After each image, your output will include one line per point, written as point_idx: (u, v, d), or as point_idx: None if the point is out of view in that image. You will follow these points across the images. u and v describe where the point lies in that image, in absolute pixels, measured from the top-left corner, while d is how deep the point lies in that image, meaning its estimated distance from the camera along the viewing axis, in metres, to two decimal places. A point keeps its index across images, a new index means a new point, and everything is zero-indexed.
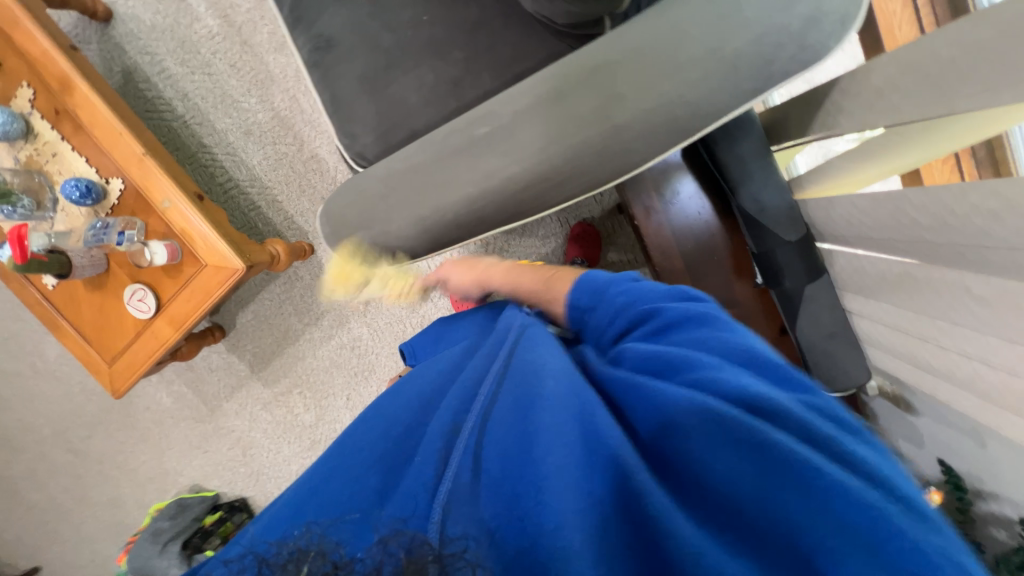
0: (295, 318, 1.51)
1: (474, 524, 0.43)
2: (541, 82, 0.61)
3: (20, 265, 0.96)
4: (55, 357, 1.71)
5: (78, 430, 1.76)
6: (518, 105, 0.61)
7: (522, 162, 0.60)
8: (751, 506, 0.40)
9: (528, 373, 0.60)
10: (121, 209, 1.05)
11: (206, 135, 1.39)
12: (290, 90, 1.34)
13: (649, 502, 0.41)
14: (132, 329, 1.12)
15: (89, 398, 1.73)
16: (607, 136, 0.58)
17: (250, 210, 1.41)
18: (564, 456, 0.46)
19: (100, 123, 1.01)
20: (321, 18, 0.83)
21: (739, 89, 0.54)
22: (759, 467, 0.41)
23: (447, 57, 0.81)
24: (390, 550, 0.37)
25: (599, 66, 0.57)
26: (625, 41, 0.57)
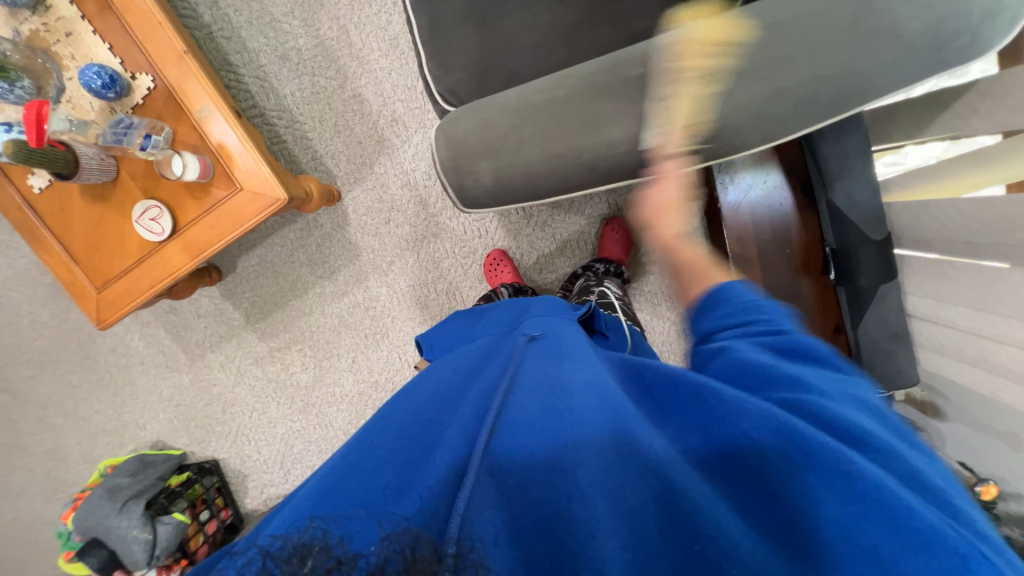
0: (308, 269, 1.39)
1: (486, 527, 0.39)
2: (702, 34, 0.59)
3: (20, 152, 0.80)
4: (4, 281, 1.47)
5: (21, 368, 1.52)
6: (677, 52, 0.58)
7: (676, 111, 0.57)
8: (822, 528, 0.39)
9: (557, 381, 0.55)
10: (146, 111, 0.92)
11: (234, 52, 1.24)
12: (340, 19, 1.23)
13: (708, 520, 0.40)
14: (136, 251, 0.99)
15: (40, 333, 1.50)
16: (769, 98, 0.57)
17: (274, 143, 1.28)
18: (599, 472, 0.43)
19: (136, 8, 0.88)
20: None
21: (908, 69, 0.55)
22: (836, 492, 0.40)
23: (565, 2, 0.77)
24: (394, 550, 0.36)
25: (769, 26, 0.56)
26: (796, 5, 0.57)
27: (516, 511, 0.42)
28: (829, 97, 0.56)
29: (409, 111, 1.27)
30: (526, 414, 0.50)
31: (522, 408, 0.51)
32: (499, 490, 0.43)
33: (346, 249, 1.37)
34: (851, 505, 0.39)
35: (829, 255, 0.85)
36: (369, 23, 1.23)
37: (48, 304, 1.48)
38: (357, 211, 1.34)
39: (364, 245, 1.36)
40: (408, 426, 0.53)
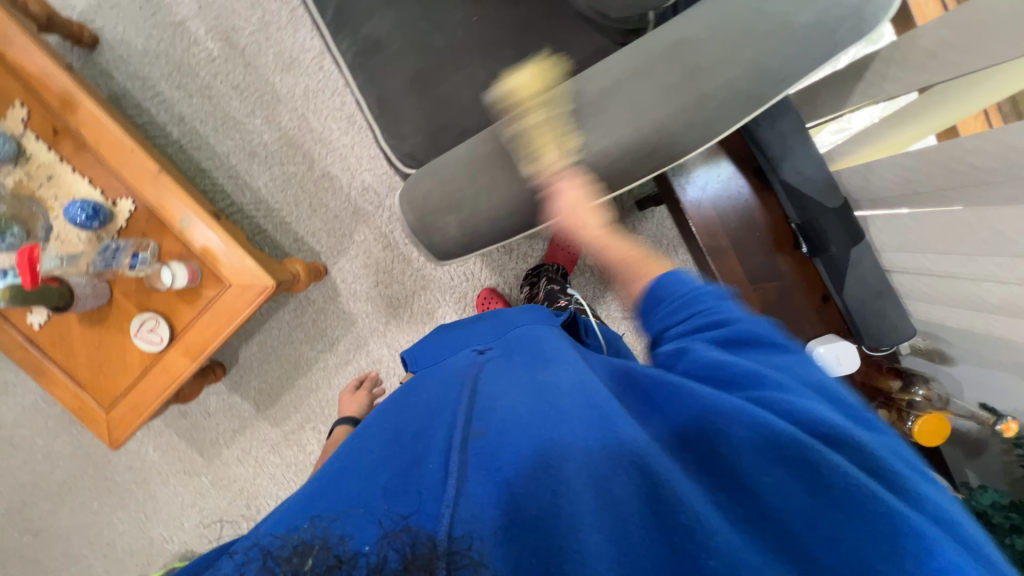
0: (308, 346, 1.41)
1: (480, 521, 0.42)
2: (618, 64, 0.64)
3: (17, 294, 0.84)
4: (15, 420, 1.48)
5: (41, 503, 1.50)
6: (602, 83, 0.64)
7: (612, 133, 0.62)
8: (779, 508, 0.42)
9: (546, 386, 0.57)
10: (130, 231, 0.97)
11: (205, 160, 1.32)
12: (298, 109, 1.31)
13: (686, 507, 0.41)
14: (138, 364, 1.01)
15: (56, 464, 1.50)
16: (693, 105, 0.61)
17: (255, 233, 1.34)
18: (585, 471, 0.44)
19: (109, 141, 0.94)
20: (368, 22, 0.83)
21: (808, 56, 0.60)
22: (797, 476, 0.43)
23: (496, 56, 0.82)
24: (393, 548, 0.39)
25: (673, 46, 0.62)
26: (692, 25, 0.63)
27: (507, 513, 0.43)
28: (745, 94, 0.61)
29: (377, 178, 1.34)
30: (515, 425, 0.51)
31: (507, 417, 0.53)
32: (492, 496, 0.44)
33: (342, 318, 1.40)
34: (809, 486, 0.42)
35: (797, 230, 0.88)
36: (325, 108, 1.31)
37: (60, 433, 1.48)
38: (345, 281, 1.38)
39: (357, 311, 1.39)
40: (398, 438, 0.54)
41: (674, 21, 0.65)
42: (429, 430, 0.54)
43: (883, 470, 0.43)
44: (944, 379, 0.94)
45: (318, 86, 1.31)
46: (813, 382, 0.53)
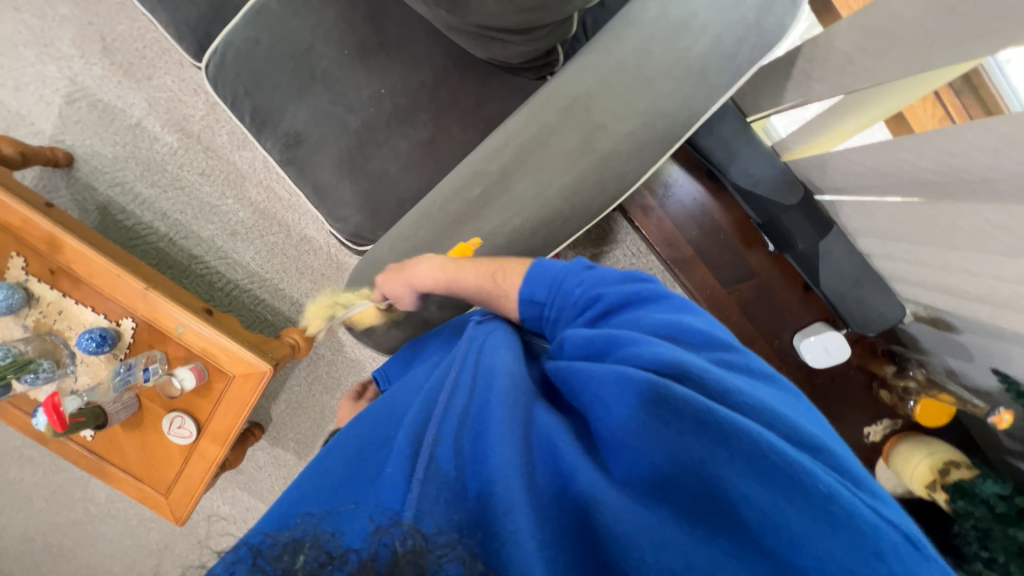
0: (328, 395, 1.51)
1: (463, 515, 0.38)
2: (517, 132, 0.63)
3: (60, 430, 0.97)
4: (107, 497, 1.71)
5: (147, 559, 1.74)
6: (505, 158, 0.62)
7: (523, 210, 0.61)
8: (706, 477, 0.41)
9: (482, 377, 0.54)
10: (138, 346, 1.06)
11: (195, 247, 1.40)
12: (264, 181, 1.34)
13: (603, 509, 0.40)
14: (179, 456, 1.14)
15: (149, 526, 1.72)
16: (597, 166, 0.59)
17: (256, 304, 1.42)
18: (518, 460, 0.43)
19: (98, 272, 1.02)
20: (284, 117, 0.83)
21: (710, 87, 0.56)
22: (699, 432, 0.43)
23: (413, 123, 0.81)
24: (383, 542, 0.33)
25: (567, 106, 0.60)
26: (585, 77, 0.59)
27: (484, 499, 0.40)
28: (649, 144, 0.58)
29: None
30: (458, 406, 0.50)
31: (456, 409, 0.49)
32: (460, 479, 0.42)
33: (352, 364, 1.48)
34: (725, 451, 0.42)
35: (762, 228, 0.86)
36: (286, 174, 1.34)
37: None
38: (346, 331, 1.45)
39: (364, 357, 1.46)
40: (362, 450, 0.50)
41: (569, 71, 0.62)
42: (386, 429, 0.54)
43: (790, 432, 0.44)
44: (948, 346, 0.89)
45: None
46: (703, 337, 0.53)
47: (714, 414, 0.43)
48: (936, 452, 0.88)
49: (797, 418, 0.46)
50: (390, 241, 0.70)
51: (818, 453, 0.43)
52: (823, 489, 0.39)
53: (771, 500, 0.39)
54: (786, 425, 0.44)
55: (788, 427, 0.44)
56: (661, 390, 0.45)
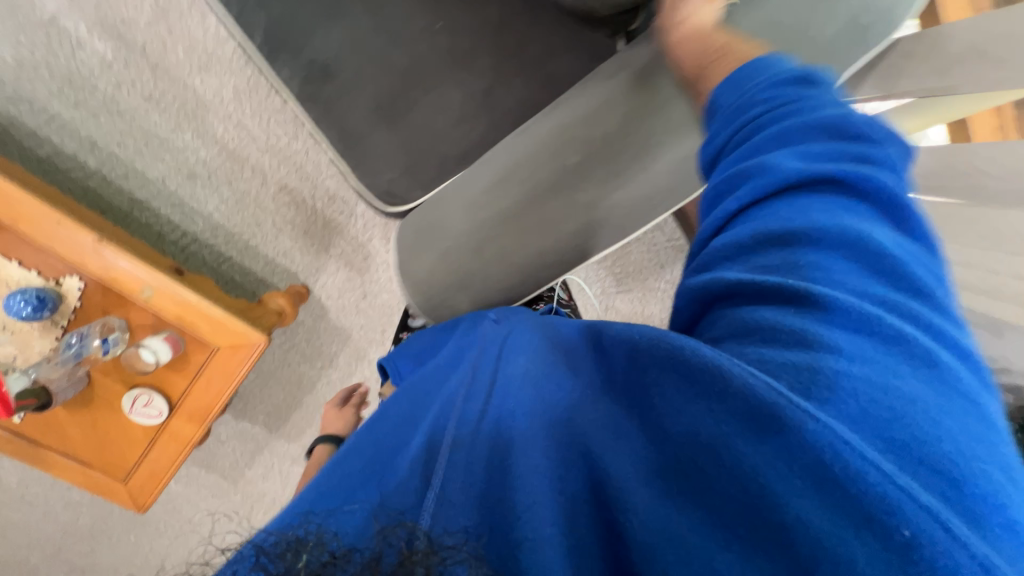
0: (306, 365, 1.37)
1: (477, 517, 0.36)
2: (622, 106, 0.59)
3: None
4: (21, 481, 1.45)
5: (76, 546, 1.52)
6: (608, 124, 0.58)
7: (625, 182, 0.58)
8: (760, 477, 0.35)
9: (499, 381, 0.49)
10: (87, 312, 0.87)
11: (138, 189, 1.15)
12: (233, 115, 1.12)
13: (629, 511, 0.36)
14: (143, 437, 0.98)
15: (79, 510, 1.50)
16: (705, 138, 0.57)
17: (220, 263, 1.22)
18: (541, 476, 0.38)
19: (26, 216, 0.79)
20: (309, 43, 0.68)
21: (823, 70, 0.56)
22: (765, 427, 0.35)
23: (470, 69, 0.71)
24: (388, 542, 0.31)
25: (682, 78, 0.56)
26: (702, 46, 0.55)
27: (491, 509, 0.37)
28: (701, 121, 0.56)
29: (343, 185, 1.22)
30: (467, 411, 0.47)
31: (475, 415, 0.46)
32: (462, 475, 0.39)
33: (336, 333, 1.34)
34: (778, 446, 0.35)
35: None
36: (264, 110, 1.13)
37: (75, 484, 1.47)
38: (331, 297, 1.30)
39: (351, 325, 1.34)
40: (371, 445, 0.48)
41: (679, 37, 0.57)
42: (411, 424, 0.50)
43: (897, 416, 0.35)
44: None
45: (249, 86, 1.11)
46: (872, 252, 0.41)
47: (769, 397, 0.35)
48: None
49: (926, 404, 0.36)
50: (462, 205, 0.65)
51: (929, 455, 0.34)
52: (893, 503, 0.32)
53: (830, 510, 0.33)
54: (896, 416, 0.35)
55: (895, 411, 0.35)
56: (705, 360, 0.38)
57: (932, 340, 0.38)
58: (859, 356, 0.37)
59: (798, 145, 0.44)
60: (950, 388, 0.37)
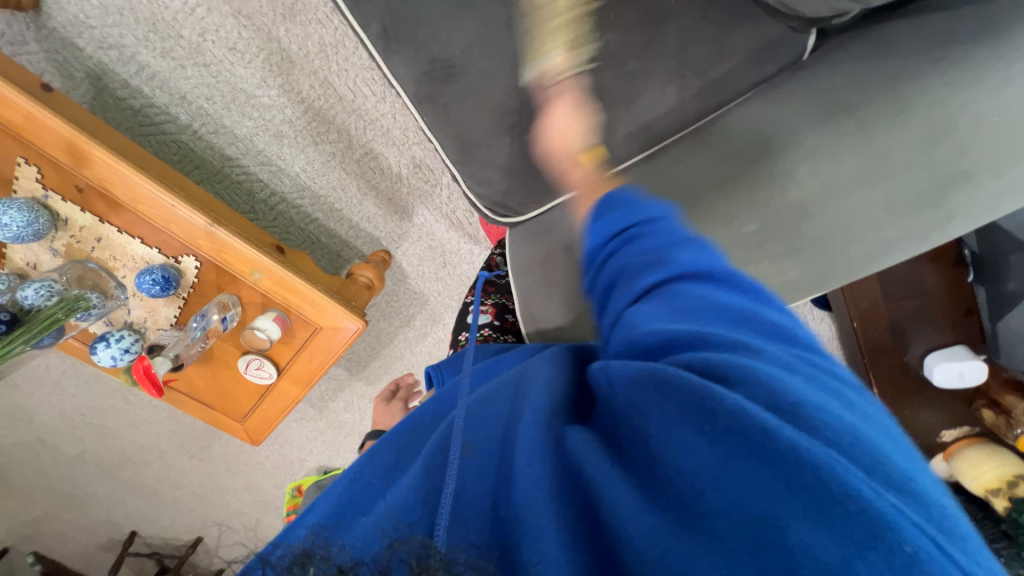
0: (386, 323, 1.35)
1: (474, 527, 0.32)
2: (849, 158, 0.53)
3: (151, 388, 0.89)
4: (132, 402, 1.60)
5: (181, 457, 1.68)
6: (816, 171, 0.55)
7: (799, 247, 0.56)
8: (737, 494, 0.30)
9: (519, 386, 0.47)
10: (204, 288, 0.93)
11: (228, 146, 1.10)
12: (319, 71, 1.06)
13: (602, 489, 0.34)
14: (256, 389, 1.07)
15: (184, 427, 1.66)
16: (908, 219, 0.53)
17: (307, 224, 1.18)
18: (538, 471, 0.35)
19: (142, 197, 0.81)
20: (434, 37, 0.60)
21: None
22: (746, 453, 0.31)
23: (617, 73, 0.60)
24: (398, 557, 0.28)
25: (928, 140, 0.51)
26: (983, 102, 0.49)
27: (494, 507, 0.34)
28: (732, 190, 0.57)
29: (428, 151, 1.16)
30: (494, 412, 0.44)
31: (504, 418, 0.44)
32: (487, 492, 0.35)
33: (415, 297, 1.33)
34: (711, 436, 0.33)
35: (968, 259, 0.86)
36: (351, 67, 1.07)
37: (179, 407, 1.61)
38: (411, 263, 1.28)
39: (430, 290, 1.32)
40: (416, 429, 0.47)
41: (950, 80, 0.50)
42: (423, 428, 0.47)
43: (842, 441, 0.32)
44: None
45: (336, 38, 1.05)
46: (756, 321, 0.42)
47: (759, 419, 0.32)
48: (1006, 465, 0.88)
49: (833, 410, 0.34)
50: None
51: (853, 449, 0.32)
52: (850, 489, 0.29)
53: (786, 502, 0.29)
54: (816, 411, 0.34)
55: (814, 416, 0.34)
56: (670, 379, 0.37)
57: (791, 351, 0.40)
58: (786, 381, 0.35)
59: (647, 243, 0.48)
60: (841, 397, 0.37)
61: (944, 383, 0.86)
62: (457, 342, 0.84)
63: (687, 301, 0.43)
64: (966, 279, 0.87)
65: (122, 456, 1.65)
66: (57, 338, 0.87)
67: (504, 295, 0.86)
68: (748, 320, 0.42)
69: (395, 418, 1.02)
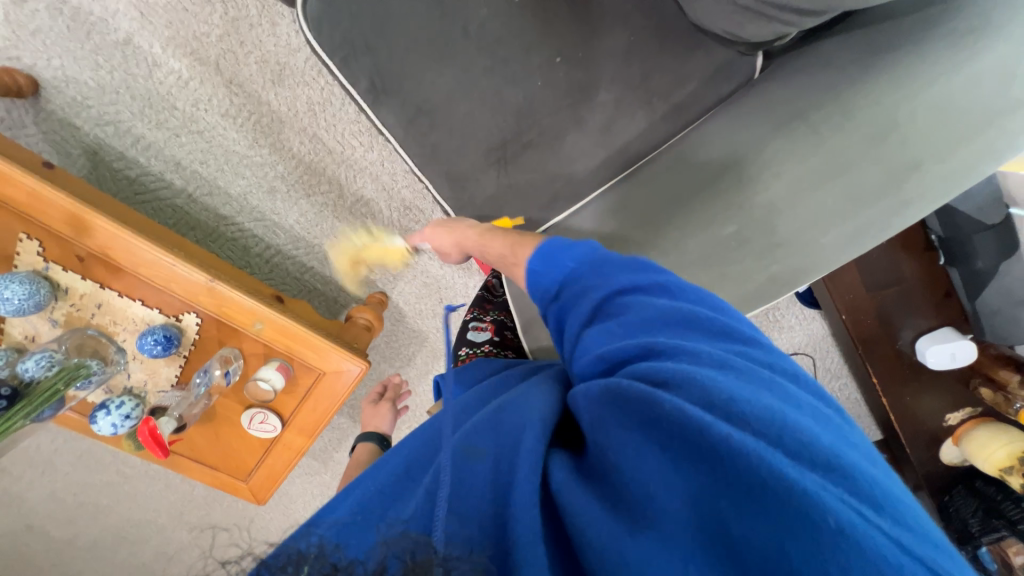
0: (386, 364, 1.35)
1: (469, 522, 0.35)
2: (806, 160, 0.59)
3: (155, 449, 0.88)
4: (127, 474, 1.54)
5: (180, 528, 1.61)
6: (789, 172, 0.59)
7: (783, 243, 0.60)
8: (683, 497, 0.33)
9: (517, 400, 0.49)
10: (205, 343, 0.93)
11: (222, 205, 1.14)
12: (308, 129, 1.12)
13: (570, 505, 0.36)
14: (259, 444, 1.05)
15: (181, 496, 1.59)
16: (875, 210, 0.57)
17: (303, 272, 1.21)
18: (529, 483, 0.37)
19: (143, 261, 0.83)
20: (418, 86, 0.65)
21: (988, 144, 0.53)
22: (697, 461, 0.34)
23: (589, 104, 0.66)
24: (393, 554, 0.30)
25: (882, 132, 0.56)
26: (916, 100, 0.54)
27: (487, 507, 0.36)
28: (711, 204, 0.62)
29: (417, 194, 1.21)
30: (504, 417, 0.46)
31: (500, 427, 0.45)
32: (484, 499, 0.37)
33: (413, 336, 1.34)
34: (665, 446, 0.36)
35: (938, 244, 0.91)
36: (337, 122, 1.13)
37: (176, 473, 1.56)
38: (408, 301, 1.30)
39: (428, 326, 1.33)
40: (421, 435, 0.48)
41: (886, 82, 0.56)
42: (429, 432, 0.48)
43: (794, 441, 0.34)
44: None
45: (322, 97, 1.11)
46: (715, 328, 0.45)
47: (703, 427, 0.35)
48: (1014, 442, 0.88)
49: (787, 407, 0.37)
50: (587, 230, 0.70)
51: (800, 440, 0.35)
52: (786, 481, 0.32)
53: (728, 501, 0.32)
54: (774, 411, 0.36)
55: (754, 413, 0.36)
56: (631, 392, 0.39)
57: (765, 356, 0.43)
58: (735, 384, 0.38)
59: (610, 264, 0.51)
60: (797, 399, 0.39)
61: (937, 365, 0.89)
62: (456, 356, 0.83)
63: (645, 317, 0.45)
64: (939, 263, 0.92)
65: (117, 534, 1.57)
66: (57, 410, 0.86)
67: (501, 315, 0.88)
68: (699, 324, 0.45)
69: (386, 419, 1.01)
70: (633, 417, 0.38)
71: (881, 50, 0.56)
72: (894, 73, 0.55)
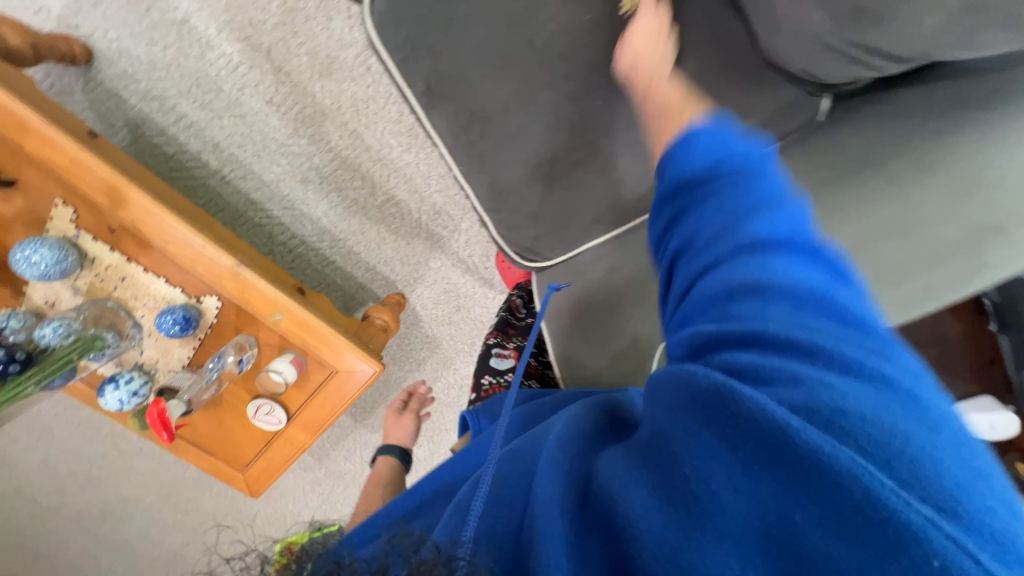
0: (395, 367, 1.33)
1: (491, 537, 0.39)
2: (879, 209, 0.56)
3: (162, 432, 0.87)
4: (120, 449, 1.52)
5: (165, 509, 1.58)
6: (857, 218, 0.56)
7: None
8: (749, 504, 0.35)
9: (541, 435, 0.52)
10: (222, 328, 0.92)
11: (254, 190, 1.14)
12: (350, 124, 1.12)
13: (623, 505, 0.38)
14: (262, 436, 1.02)
15: (171, 477, 1.56)
16: (949, 270, 0.55)
17: (325, 266, 1.20)
18: (550, 495, 0.40)
19: (173, 239, 0.82)
20: (474, 94, 0.64)
21: None
22: (768, 466, 0.35)
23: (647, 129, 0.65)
24: (395, 553, 0.33)
25: (963, 189, 0.53)
26: (1003, 159, 0.52)
27: (521, 520, 0.41)
28: None
29: (449, 200, 1.20)
30: (527, 453, 0.50)
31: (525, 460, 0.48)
32: (502, 519, 0.41)
33: (425, 342, 1.31)
34: (738, 453, 0.36)
35: (989, 307, 0.88)
36: (379, 120, 1.13)
37: None
38: (425, 306, 1.28)
39: (441, 334, 1.31)
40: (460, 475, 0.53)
41: (970, 135, 0.53)
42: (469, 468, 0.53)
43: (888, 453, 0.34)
44: None
45: (367, 94, 1.11)
46: (832, 312, 0.42)
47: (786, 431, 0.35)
48: None
49: (889, 414, 0.36)
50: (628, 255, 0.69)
51: (891, 451, 0.34)
52: (863, 495, 0.32)
53: (801, 505, 0.33)
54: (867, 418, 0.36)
55: (866, 425, 0.35)
56: (712, 392, 0.39)
57: (861, 340, 0.40)
58: (831, 387, 0.37)
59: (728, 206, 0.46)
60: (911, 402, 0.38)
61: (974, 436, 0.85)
62: (479, 386, 0.83)
63: (769, 283, 0.42)
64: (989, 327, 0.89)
65: (102, 508, 1.54)
66: (67, 379, 0.84)
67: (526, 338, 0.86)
68: (820, 305, 0.42)
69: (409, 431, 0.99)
70: (714, 417, 0.38)
71: (964, 108, 0.54)
72: (982, 128, 0.53)
